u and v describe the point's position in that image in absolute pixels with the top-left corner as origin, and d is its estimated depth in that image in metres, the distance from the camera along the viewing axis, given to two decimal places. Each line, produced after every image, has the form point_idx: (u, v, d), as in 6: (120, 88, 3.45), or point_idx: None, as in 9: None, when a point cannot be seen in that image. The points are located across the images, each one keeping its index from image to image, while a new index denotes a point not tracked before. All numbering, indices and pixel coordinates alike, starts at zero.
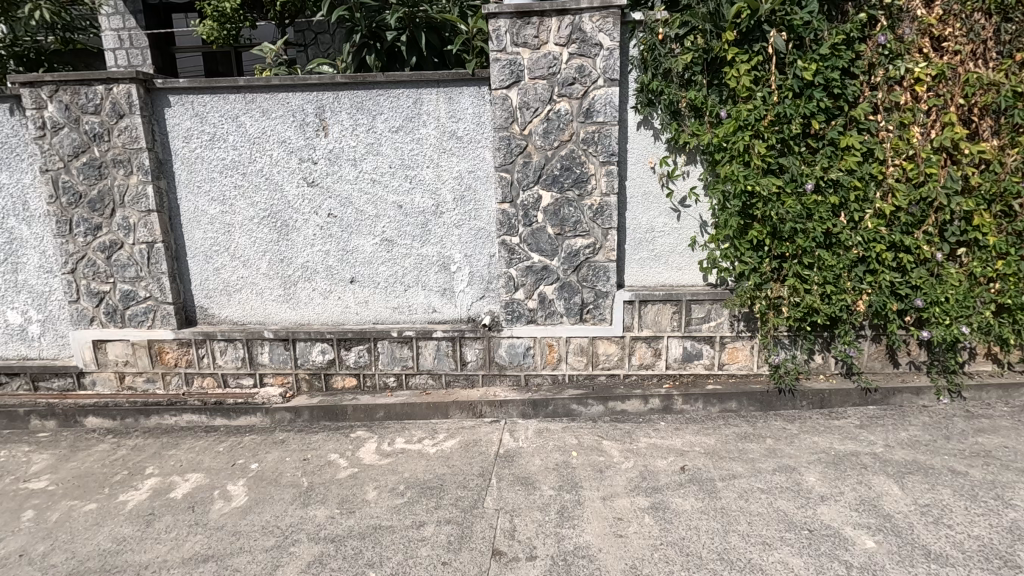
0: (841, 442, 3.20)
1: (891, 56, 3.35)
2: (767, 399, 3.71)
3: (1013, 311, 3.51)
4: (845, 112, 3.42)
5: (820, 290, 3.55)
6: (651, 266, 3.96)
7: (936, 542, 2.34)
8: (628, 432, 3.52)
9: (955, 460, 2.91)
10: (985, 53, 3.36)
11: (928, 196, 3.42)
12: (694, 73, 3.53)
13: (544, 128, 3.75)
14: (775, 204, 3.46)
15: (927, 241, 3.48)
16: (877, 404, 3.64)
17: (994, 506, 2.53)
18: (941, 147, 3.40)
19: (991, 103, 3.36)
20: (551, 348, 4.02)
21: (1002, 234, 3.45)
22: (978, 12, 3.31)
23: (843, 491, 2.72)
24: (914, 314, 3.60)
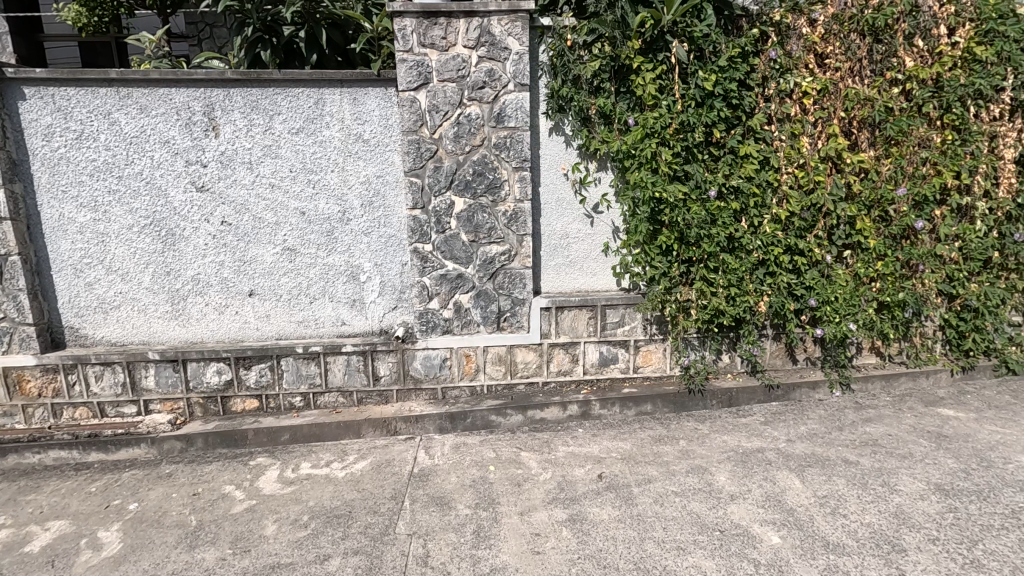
0: (747, 439, 3.31)
1: (781, 70, 3.56)
2: (680, 400, 3.79)
3: (892, 307, 3.81)
4: (743, 122, 3.58)
5: (725, 292, 3.68)
6: (566, 272, 3.95)
7: (834, 533, 2.45)
8: (546, 441, 3.47)
9: (847, 451, 3.09)
10: (861, 70, 3.63)
11: (817, 202, 3.64)
12: (603, 80, 3.55)
13: (454, 132, 3.64)
14: (682, 210, 3.55)
15: (818, 244, 3.71)
16: (779, 400, 3.83)
17: (882, 492, 2.70)
18: (828, 156, 3.63)
19: (867, 116, 3.63)
20: (468, 358, 3.90)
21: (881, 237, 3.74)
22: (854, 32, 3.57)
23: (751, 488, 2.80)
24: (808, 313, 3.82)
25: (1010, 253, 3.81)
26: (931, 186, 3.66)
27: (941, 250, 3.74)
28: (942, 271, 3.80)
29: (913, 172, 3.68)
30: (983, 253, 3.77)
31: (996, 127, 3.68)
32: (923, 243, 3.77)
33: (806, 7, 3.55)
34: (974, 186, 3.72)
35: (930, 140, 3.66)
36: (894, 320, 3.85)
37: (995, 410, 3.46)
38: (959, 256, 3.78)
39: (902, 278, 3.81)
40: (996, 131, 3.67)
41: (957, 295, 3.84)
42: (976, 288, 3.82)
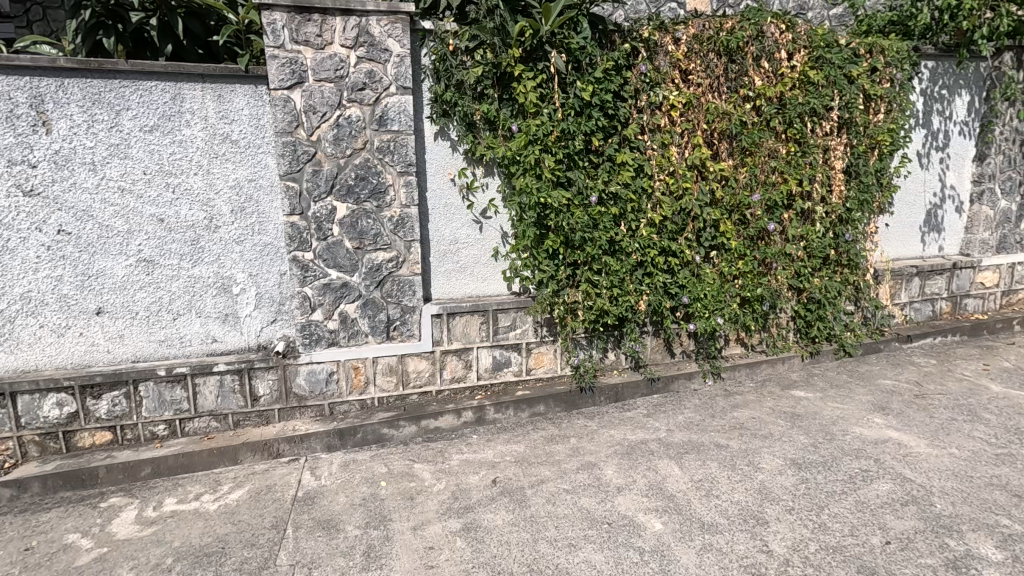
0: (632, 432, 3.48)
1: (651, 84, 3.81)
2: (571, 399, 3.91)
3: (752, 302, 4.22)
4: (619, 131, 3.78)
5: (609, 293, 3.85)
6: (457, 278, 3.92)
7: (708, 514, 2.64)
8: (440, 451, 3.41)
9: (718, 436, 3.35)
10: (719, 86, 3.98)
11: (686, 207, 3.93)
12: (486, 87, 3.57)
13: (334, 134, 3.47)
14: (566, 215, 3.67)
15: (688, 246, 4.01)
16: (660, 392, 4.08)
17: (748, 471, 2.95)
18: (694, 165, 3.93)
19: (726, 129, 3.99)
20: (357, 371, 3.72)
21: (741, 238, 4.12)
22: (712, 52, 3.91)
23: (636, 479, 2.94)
24: (682, 309, 4.11)
25: (843, 250, 4.37)
26: (779, 193, 4.10)
27: (789, 249, 4.20)
28: (791, 268, 4.26)
29: (764, 180, 4.10)
30: (823, 251, 4.29)
31: (828, 141, 4.21)
32: (775, 244, 4.21)
33: (670, 27, 3.83)
34: (813, 193, 4.22)
35: (777, 151, 4.10)
36: (754, 313, 4.26)
37: (836, 388, 3.93)
38: (804, 254, 4.27)
39: (759, 275, 4.23)
40: (828, 144, 4.21)
41: (804, 289, 4.34)
42: (818, 282, 4.34)
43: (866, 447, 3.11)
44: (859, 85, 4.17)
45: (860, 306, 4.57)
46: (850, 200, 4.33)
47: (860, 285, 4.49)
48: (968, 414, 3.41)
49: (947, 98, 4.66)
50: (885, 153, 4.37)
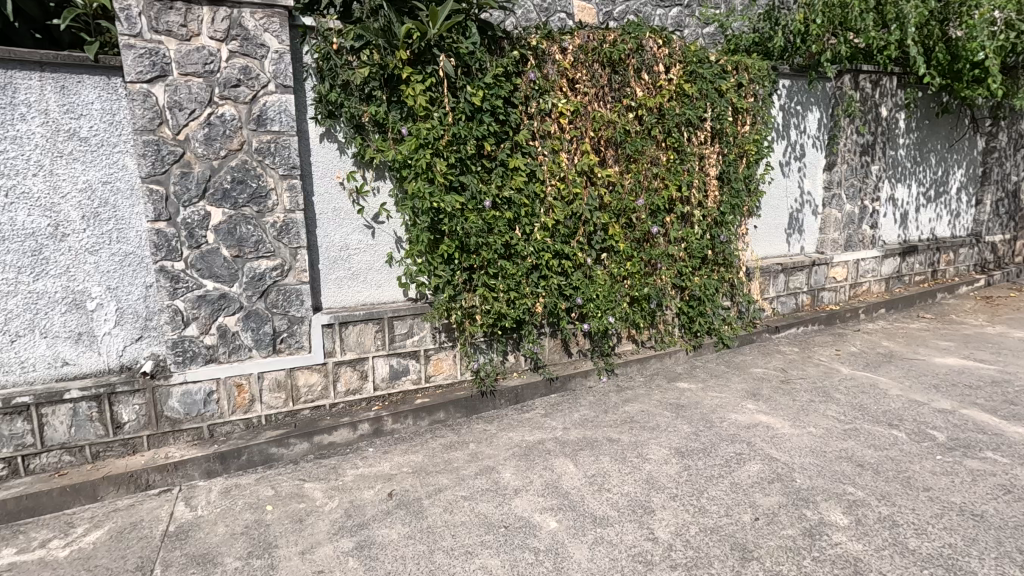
0: (530, 433, 3.54)
1: (540, 91, 3.89)
2: (471, 404, 3.88)
3: (641, 300, 4.45)
4: (510, 137, 3.82)
5: (506, 297, 3.88)
6: (349, 285, 3.77)
7: (600, 508, 2.73)
8: (333, 467, 3.25)
9: (610, 431, 3.50)
10: (604, 96, 4.16)
11: (577, 212, 4.06)
12: (373, 88, 3.47)
13: (205, 134, 3.20)
14: (460, 219, 3.64)
15: (580, 249, 4.14)
16: (558, 391, 4.18)
17: (637, 463, 3.11)
18: (583, 171, 4.07)
19: (611, 136, 4.18)
20: (240, 389, 3.45)
21: (629, 240, 4.33)
22: (596, 63, 4.08)
23: (532, 480, 2.99)
24: (577, 310, 4.25)
25: (719, 251, 4.74)
26: (661, 198, 4.36)
27: (672, 250, 4.49)
28: (674, 268, 4.55)
29: (648, 186, 4.34)
30: (701, 251, 4.62)
31: (703, 150, 4.55)
32: (659, 245, 4.47)
33: (557, 37, 3.94)
34: (691, 198, 4.53)
35: (659, 159, 4.36)
36: (643, 311, 4.51)
37: (715, 378, 4.25)
38: (685, 254, 4.58)
39: (646, 276, 4.47)
40: (703, 153, 4.54)
41: (686, 287, 4.65)
42: (698, 281, 4.67)
43: (739, 432, 3.38)
44: (728, 98, 4.55)
45: (735, 302, 4.97)
46: (724, 204, 4.71)
47: (735, 282, 4.90)
48: (823, 395, 3.82)
49: (801, 113, 5.21)
50: (751, 161, 4.79)
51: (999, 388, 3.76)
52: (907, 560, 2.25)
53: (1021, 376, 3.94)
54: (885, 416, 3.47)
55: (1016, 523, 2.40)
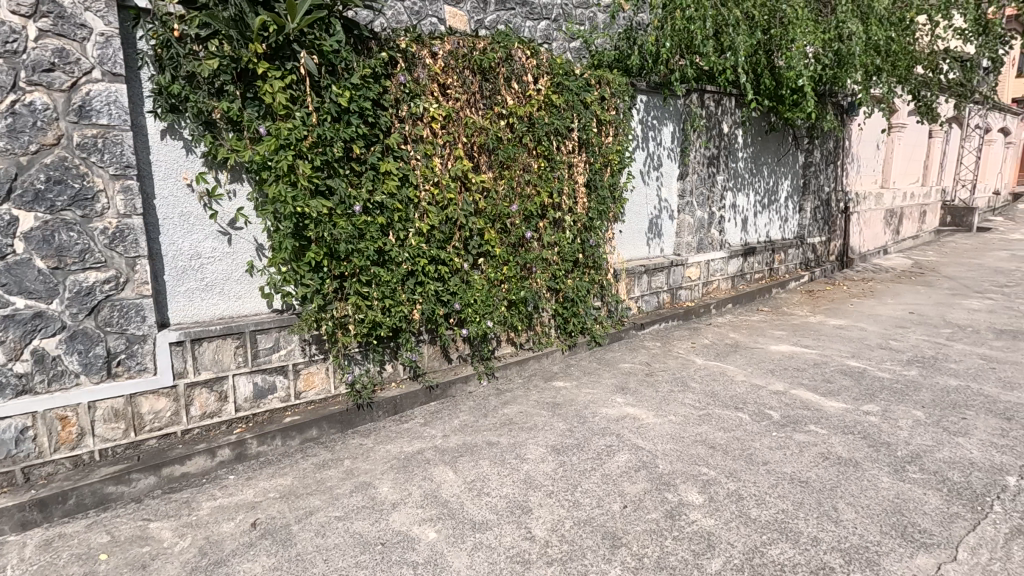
0: (409, 444, 3.45)
1: (410, 95, 3.82)
2: (346, 418, 3.70)
3: (518, 304, 4.55)
4: (381, 140, 3.70)
5: (380, 305, 3.74)
6: (202, 297, 3.41)
7: (479, 513, 2.73)
8: (186, 501, 2.91)
9: (489, 434, 3.52)
10: (475, 102, 4.20)
11: (452, 217, 4.04)
12: (225, 82, 3.18)
13: (8, 125, 2.72)
14: (328, 225, 3.45)
15: (456, 254, 4.12)
16: (439, 398, 4.13)
17: (515, 463, 3.16)
18: (457, 176, 4.05)
19: (484, 143, 4.22)
20: (65, 422, 2.96)
21: (504, 245, 4.40)
22: (467, 69, 4.10)
23: (411, 491, 2.92)
24: (455, 315, 4.23)
25: (589, 254, 5.01)
26: (534, 204, 4.50)
27: (545, 254, 4.64)
28: (548, 271, 4.72)
29: (521, 192, 4.45)
30: (572, 255, 4.85)
31: (571, 158, 4.77)
32: (533, 249, 4.60)
33: (427, 41, 3.90)
34: (562, 204, 4.73)
35: (530, 166, 4.49)
36: (520, 314, 4.61)
37: (587, 375, 4.47)
38: (558, 258, 4.76)
39: (522, 279, 4.58)
40: (571, 161, 4.77)
41: (560, 289, 4.84)
42: (571, 283, 4.89)
43: (609, 425, 3.58)
44: (592, 110, 4.82)
45: (605, 301, 5.28)
46: (591, 210, 4.97)
47: (604, 283, 5.20)
48: (681, 385, 4.18)
49: (657, 126, 5.67)
50: (615, 170, 5.11)
51: (819, 369, 4.37)
52: (750, 528, 2.52)
53: (835, 358, 4.62)
54: (732, 400, 3.87)
55: (832, 485, 2.80)
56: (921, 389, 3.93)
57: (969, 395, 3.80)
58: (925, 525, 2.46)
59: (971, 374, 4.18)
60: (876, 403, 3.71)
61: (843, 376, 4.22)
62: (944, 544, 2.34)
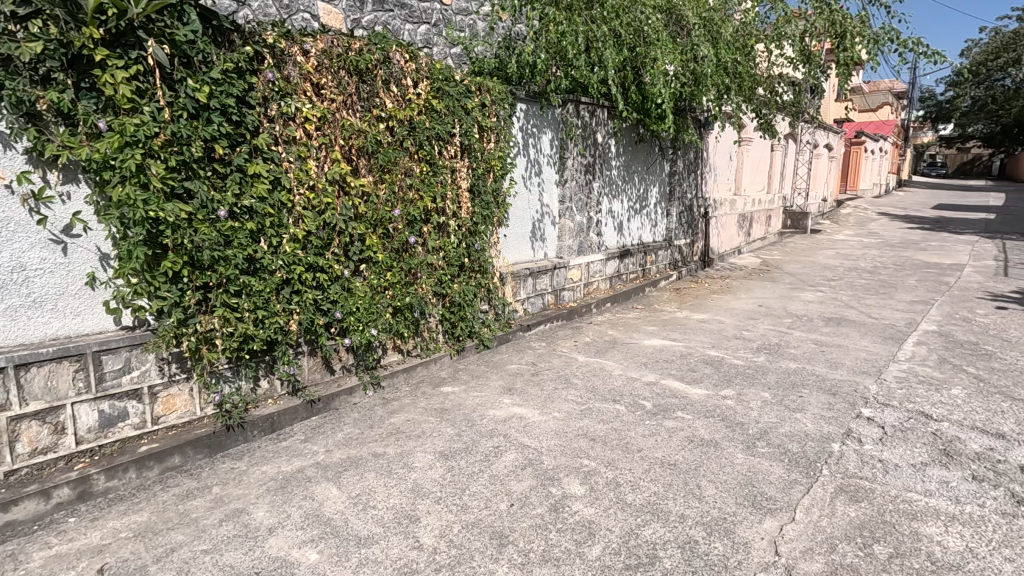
0: (287, 463, 3.25)
1: (280, 93, 3.59)
2: (215, 441, 3.39)
3: (403, 310, 4.47)
4: (248, 140, 3.43)
5: (252, 316, 3.48)
6: (31, 316, 2.95)
7: (365, 527, 2.64)
8: (12, 553, 2.50)
9: (375, 446, 3.42)
10: (352, 104, 4.06)
11: (330, 222, 3.84)
12: (52, 69, 2.77)
13: None
14: (186, 231, 3.13)
15: (336, 260, 3.93)
16: (321, 412, 3.94)
17: (403, 473, 3.10)
18: (334, 179, 3.87)
19: (363, 146, 4.09)
20: None
21: (387, 251, 4.29)
22: (342, 70, 3.95)
23: (289, 513, 2.75)
24: (337, 325, 4.05)
25: (474, 258, 5.06)
26: (417, 209, 4.45)
27: (430, 259, 4.61)
28: (434, 276, 4.69)
29: (403, 197, 4.38)
30: (458, 260, 4.87)
31: (454, 163, 4.79)
32: (418, 255, 4.55)
33: (298, 37, 3.71)
34: (446, 209, 4.74)
35: (412, 170, 4.44)
36: (406, 320, 4.53)
37: (475, 378, 4.51)
38: (443, 263, 4.76)
39: (407, 285, 4.50)
40: (453, 166, 4.78)
41: (446, 294, 4.84)
42: (457, 287, 4.90)
43: (497, 426, 3.64)
44: (473, 116, 4.88)
45: (492, 305, 5.38)
46: (475, 215, 5.02)
47: (490, 287, 5.28)
48: (564, 382, 4.37)
49: (537, 134, 5.84)
50: (498, 175, 5.21)
51: (685, 360, 4.79)
52: (626, 513, 2.69)
53: (698, 349, 5.08)
54: (610, 394, 4.11)
55: (696, 465, 3.08)
56: (768, 373, 4.45)
57: (804, 375, 4.37)
58: (771, 493, 2.79)
59: (806, 357, 4.81)
60: (732, 387, 4.14)
61: (705, 365, 4.66)
62: (785, 507, 2.67)
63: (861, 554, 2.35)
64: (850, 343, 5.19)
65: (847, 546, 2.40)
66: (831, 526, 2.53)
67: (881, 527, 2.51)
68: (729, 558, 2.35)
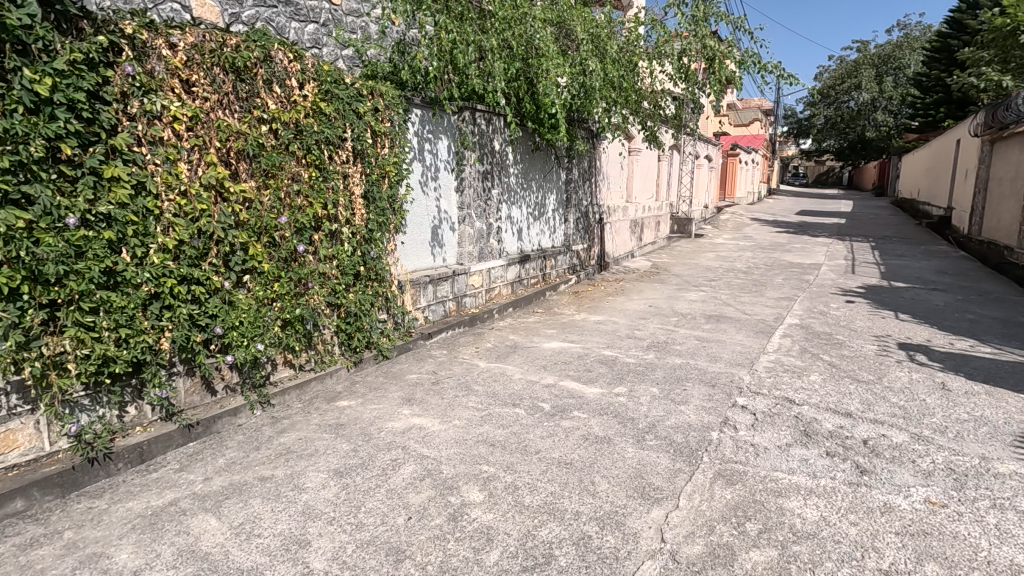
0: (158, 496, 2.94)
1: (142, 89, 3.25)
2: (69, 479, 2.98)
3: (293, 322, 4.23)
4: (103, 140, 3.07)
5: (112, 336, 3.11)
6: None
7: (248, 559, 2.45)
8: None
9: (262, 469, 3.20)
10: (230, 104, 3.78)
11: (206, 230, 3.53)
12: None
13: None
14: (26, 242, 2.72)
15: (215, 271, 3.62)
16: (200, 437, 3.61)
17: (292, 496, 2.92)
18: (210, 184, 3.56)
19: (243, 148, 3.82)
20: None
21: (274, 260, 4.04)
22: (216, 66, 3.68)
23: (160, 552, 2.49)
24: (217, 341, 3.74)
25: (370, 266, 4.91)
26: (306, 216, 4.23)
27: (322, 268, 4.41)
28: (327, 286, 4.49)
29: (290, 203, 4.14)
30: (352, 268, 4.70)
31: (345, 168, 4.62)
32: (308, 264, 4.32)
33: (162, 29, 3.40)
34: (338, 215, 4.55)
35: (299, 175, 4.21)
36: (296, 333, 4.29)
37: (373, 391, 4.36)
38: (337, 271, 4.57)
39: (297, 296, 4.25)
40: (345, 172, 4.61)
41: (341, 304, 4.64)
42: (352, 297, 4.73)
43: (395, 438, 3.55)
44: (365, 121, 4.75)
45: (391, 313, 5.26)
46: (371, 222, 4.88)
47: (388, 295, 5.16)
48: (465, 389, 4.35)
49: (433, 140, 5.80)
50: (393, 181, 5.12)
51: (582, 360, 4.97)
52: (524, 515, 2.72)
53: (594, 349, 5.30)
54: (510, 398, 4.16)
55: (591, 462, 3.19)
56: (657, 369, 4.73)
57: (688, 370, 4.70)
58: (657, 483, 2.96)
59: (690, 352, 5.18)
60: (624, 385, 4.35)
61: (600, 365, 4.86)
62: (670, 496, 2.84)
63: (735, 533, 2.55)
64: (728, 338, 5.66)
65: (723, 526, 2.60)
66: (710, 510, 2.72)
67: (752, 506, 2.75)
68: (620, 549, 2.45)
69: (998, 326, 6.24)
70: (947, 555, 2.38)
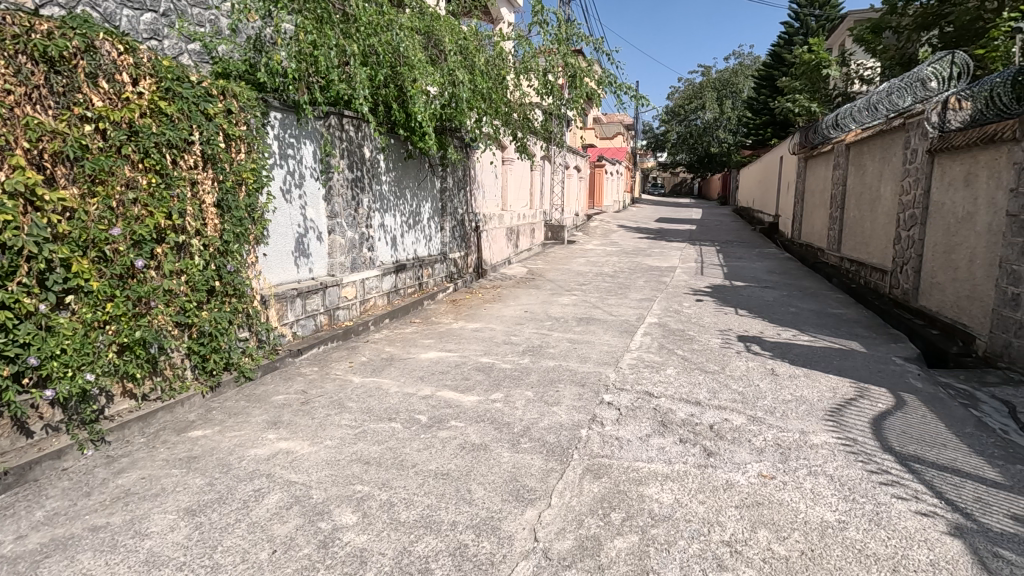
0: None
1: None
2: None
3: (133, 347, 3.75)
4: None
5: None
6: None
7: None
8: None
9: (94, 517, 2.79)
10: (40, 99, 3.26)
11: (12, 245, 2.97)
12: None
13: None
14: None
15: (26, 293, 3.06)
16: (9, 489, 3.06)
17: (132, 544, 2.58)
18: (15, 191, 3.01)
19: (59, 150, 3.30)
20: None
21: (104, 277, 3.53)
22: (20, 55, 3.16)
23: None
24: (31, 373, 3.17)
25: (227, 281, 4.52)
26: (145, 227, 3.77)
27: (168, 284, 3.96)
28: (174, 304, 4.05)
29: (124, 213, 3.67)
30: (205, 284, 4.29)
31: (193, 175, 4.22)
32: (149, 280, 3.86)
33: None
34: (186, 226, 4.13)
35: (135, 182, 3.76)
36: (137, 359, 3.80)
37: (232, 417, 4.00)
38: (186, 288, 4.14)
39: (137, 317, 3.78)
40: (193, 178, 4.21)
41: (192, 324, 4.22)
42: (206, 315, 4.31)
43: (258, 466, 3.29)
44: (217, 123, 4.35)
45: (253, 331, 4.91)
46: (226, 232, 4.50)
47: (249, 311, 4.79)
48: (338, 407, 4.16)
49: (295, 146, 5.49)
50: (251, 189, 4.77)
51: (459, 369, 4.98)
52: (399, 532, 2.66)
53: (471, 357, 5.34)
54: (385, 412, 4.05)
55: (468, 470, 3.21)
56: (531, 373, 4.89)
57: (560, 371, 4.92)
58: (531, 484, 3.06)
59: (562, 355, 5.43)
60: (501, 391, 4.44)
61: (477, 372, 4.91)
62: (543, 495, 2.95)
63: (601, 524, 2.71)
64: (596, 338, 6.02)
65: (591, 519, 2.75)
66: (579, 504, 2.87)
67: (616, 496, 2.95)
68: (495, 554, 2.49)
69: (812, 317, 7.33)
70: (775, 521, 2.74)
